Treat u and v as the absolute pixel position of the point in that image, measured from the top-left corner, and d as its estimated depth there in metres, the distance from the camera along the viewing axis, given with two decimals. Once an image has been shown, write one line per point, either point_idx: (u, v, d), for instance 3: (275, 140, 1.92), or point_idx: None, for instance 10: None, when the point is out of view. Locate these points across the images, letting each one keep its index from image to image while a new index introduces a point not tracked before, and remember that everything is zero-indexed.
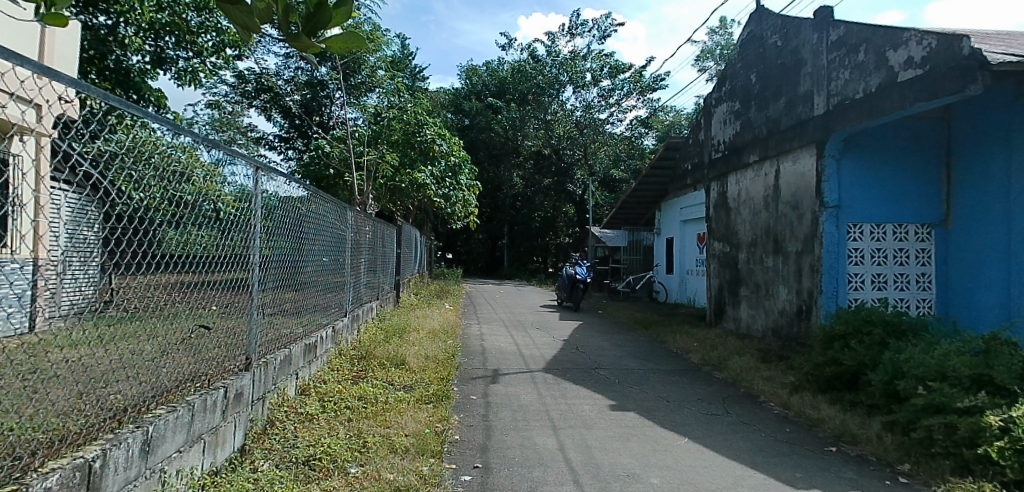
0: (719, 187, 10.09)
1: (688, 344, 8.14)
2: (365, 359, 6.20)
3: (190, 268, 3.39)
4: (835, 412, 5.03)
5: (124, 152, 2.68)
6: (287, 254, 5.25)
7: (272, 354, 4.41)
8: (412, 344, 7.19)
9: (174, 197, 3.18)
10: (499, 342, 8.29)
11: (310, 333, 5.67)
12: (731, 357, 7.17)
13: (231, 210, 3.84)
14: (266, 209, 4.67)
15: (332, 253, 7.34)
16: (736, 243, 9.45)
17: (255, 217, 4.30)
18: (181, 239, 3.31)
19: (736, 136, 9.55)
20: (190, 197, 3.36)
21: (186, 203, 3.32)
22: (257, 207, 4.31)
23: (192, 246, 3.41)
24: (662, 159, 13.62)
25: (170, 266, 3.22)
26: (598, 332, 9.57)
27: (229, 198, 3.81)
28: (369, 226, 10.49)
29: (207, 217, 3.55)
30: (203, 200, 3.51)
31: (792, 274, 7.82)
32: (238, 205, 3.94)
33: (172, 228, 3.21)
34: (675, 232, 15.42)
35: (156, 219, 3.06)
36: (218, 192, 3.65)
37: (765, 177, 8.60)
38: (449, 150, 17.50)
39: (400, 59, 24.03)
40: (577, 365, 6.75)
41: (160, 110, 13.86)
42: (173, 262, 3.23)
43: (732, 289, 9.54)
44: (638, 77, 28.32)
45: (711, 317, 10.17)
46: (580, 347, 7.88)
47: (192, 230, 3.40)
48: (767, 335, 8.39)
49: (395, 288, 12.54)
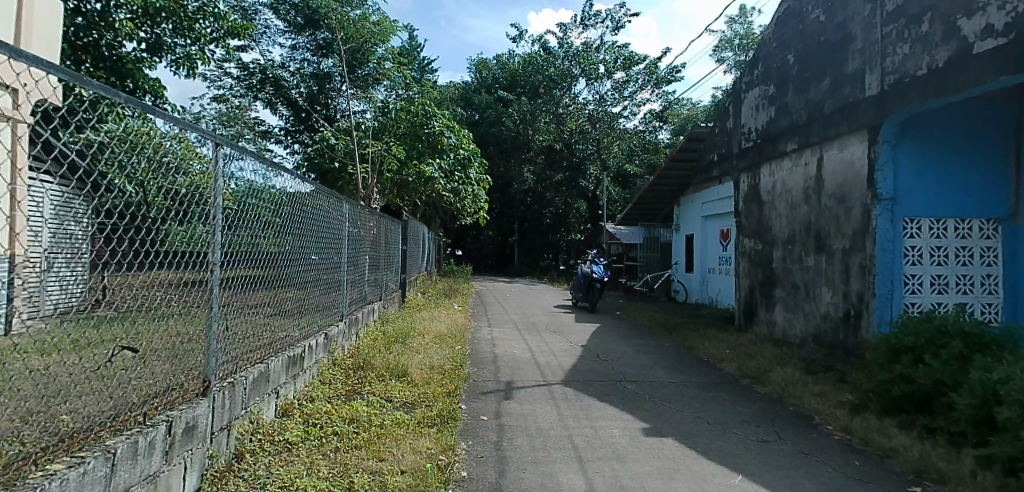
0: (751, 179, 9.27)
1: (720, 352, 7.38)
2: (362, 371, 5.50)
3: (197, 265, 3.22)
4: (910, 440, 4.26)
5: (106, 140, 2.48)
6: (274, 250, 4.57)
7: (242, 373, 3.64)
8: (416, 351, 6.49)
9: (173, 192, 2.98)
10: (511, 347, 7.58)
11: (298, 341, 4.95)
12: (772, 368, 6.41)
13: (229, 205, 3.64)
14: (258, 201, 4.16)
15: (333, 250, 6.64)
16: (771, 240, 8.64)
17: (215, 211, 3.40)
18: (185, 233, 3.13)
19: (770, 122, 8.74)
20: (185, 191, 3.10)
21: (181, 198, 3.07)
22: (218, 204, 3.41)
23: (196, 242, 3.22)
24: (684, 150, 12.75)
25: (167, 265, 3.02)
26: (619, 336, 8.82)
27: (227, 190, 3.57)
28: (374, 220, 9.83)
29: (209, 212, 3.35)
30: (203, 195, 3.29)
31: (839, 275, 7.02)
32: (236, 201, 3.71)
33: (176, 224, 3.06)
34: (696, 228, 14.59)
35: (158, 212, 2.91)
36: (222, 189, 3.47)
37: (805, 166, 7.81)
38: (458, 143, 16.81)
39: (408, 50, 23.32)
40: (600, 377, 6.01)
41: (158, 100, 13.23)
42: (173, 260, 3.05)
43: (765, 290, 8.74)
44: (652, 69, 27.29)
45: (741, 320, 9.38)
46: (601, 355, 7.14)
47: (199, 226, 3.24)
48: (807, 341, 7.61)
49: (401, 288, 11.86)
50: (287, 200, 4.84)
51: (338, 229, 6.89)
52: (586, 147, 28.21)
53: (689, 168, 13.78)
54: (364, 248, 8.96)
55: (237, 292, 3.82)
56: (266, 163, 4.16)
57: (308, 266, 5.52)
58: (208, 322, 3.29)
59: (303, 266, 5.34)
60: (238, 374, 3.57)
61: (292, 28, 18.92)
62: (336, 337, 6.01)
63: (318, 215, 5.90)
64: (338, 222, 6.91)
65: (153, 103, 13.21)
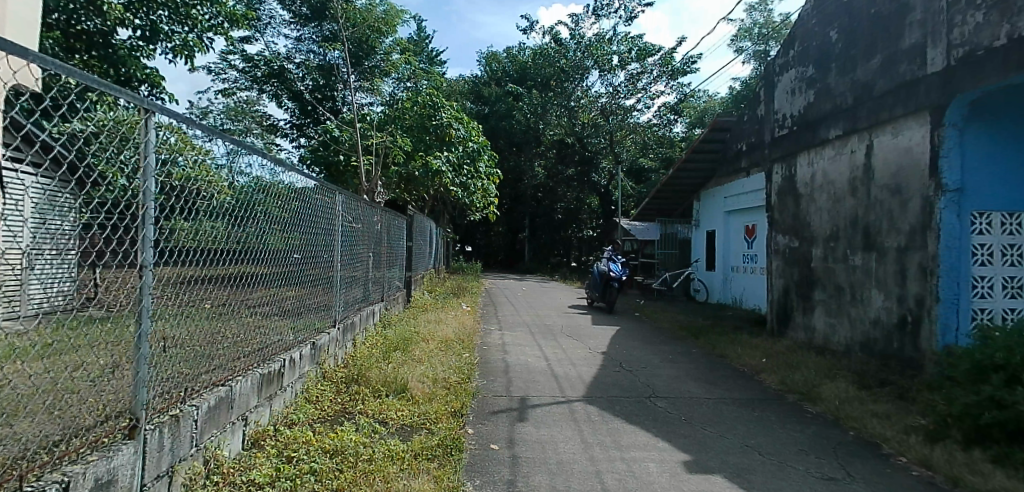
0: (786, 169, 8.48)
1: (757, 361, 6.65)
2: (356, 387, 4.81)
3: (185, 261, 2.94)
4: (1010, 480, 3.51)
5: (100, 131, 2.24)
6: (268, 248, 4.16)
7: (194, 400, 2.91)
8: (420, 361, 5.79)
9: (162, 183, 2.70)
10: (524, 354, 6.88)
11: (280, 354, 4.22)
12: (821, 382, 5.66)
13: (223, 198, 3.35)
14: (249, 194, 3.74)
15: (334, 247, 5.96)
16: (809, 237, 7.86)
17: (143, 197, 2.53)
18: (181, 229, 2.90)
19: (809, 107, 7.96)
20: (177, 184, 2.85)
21: (174, 192, 2.81)
22: (148, 185, 2.54)
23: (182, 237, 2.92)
24: (709, 141, 11.91)
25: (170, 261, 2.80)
26: (642, 340, 8.10)
27: (223, 185, 3.34)
28: (378, 215, 9.15)
29: (196, 207, 3.08)
30: (192, 187, 3.02)
31: (893, 276, 6.25)
32: (232, 193, 3.46)
33: (184, 219, 2.92)
34: (717, 223, 13.81)
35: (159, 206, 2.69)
36: (212, 181, 3.21)
37: (851, 154, 7.04)
38: (467, 135, 16.08)
39: (415, 42, 22.64)
40: (627, 392, 5.29)
41: (154, 92, 12.56)
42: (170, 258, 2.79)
43: (802, 291, 7.98)
44: (668, 60, 26.18)
45: (774, 324, 8.63)
46: (625, 364, 6.43)
47: (181, 221, 2.91)
48: (853, 349, 6.86)
49: (406, 287, 11.18)
50: (281, 193, 4.33)
51: (341, 224, 6.21)
52: (599, 141, 27.27)
53: (711, 161, 13.02)
54: (367, 244, 8.30)
55: (204, 290, 3.19)
56: (271, 157, 4.01)
57: (308, 264, 5.04)
58: (137, 319, 2.48)
59: (296, 266, 4.75)
60: (186, 400, 2.86)
61: (297, 19, 18.28)
62: (328, 347, 5.26)
63: (320, 212, 5.41)
64: (341, 217, 6.21)
65: (149, 94, 12.60)
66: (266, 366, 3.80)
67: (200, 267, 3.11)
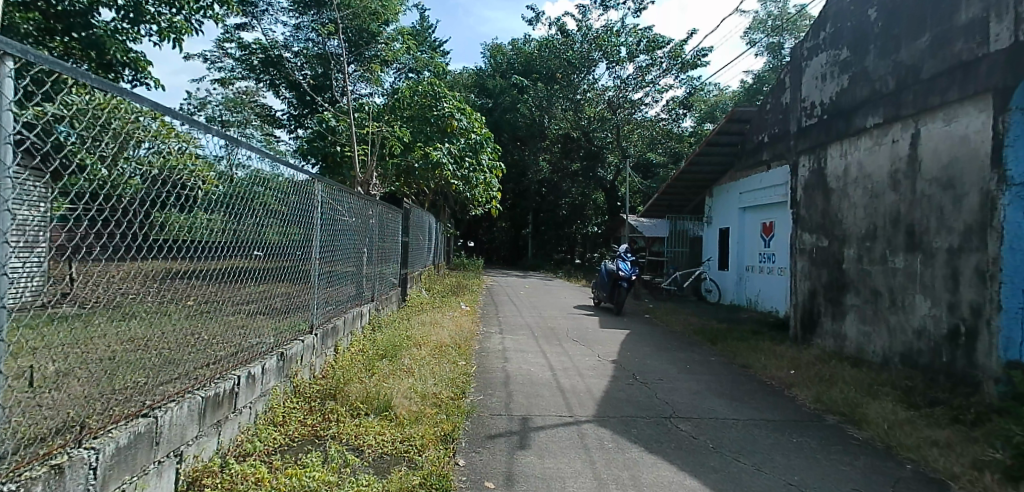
0: (815, 162, 7.77)
1: (787, 374, 5.96)
2: (330, 404, 4.17)
3: (174, 255, 2.93)
4: None
5: (72, 116, 2.15)
6: (250, 242, 3.85)
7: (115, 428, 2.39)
8: (408, 371, 5.14)
9: (149, 175, 2.65)
10: (527, 362, 6.22)
11: (236, 367, 3.49)
12: (864, 401, 4.98)
13: (211, 190, 3.21)
14: (240, 186, 3.58)
15: (313, 239, 5.18)
16: (842, 236, 7.16)
17: None
18: (176, 220, 2.94)
19: (842, 93, 7.24)
20: (161, 173, 2.76)
21: (159, 182, 2.75)
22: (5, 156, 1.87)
23: (175, 230, 2.93)
24: (727, 132, 11.14)
25: (164, 253, 2.87)
26: (656, 347, 7.42)
27: (210, 174, 3.19)
28: (373, 209, 8.53)
29: (182, 198, 2.98)
30: (178, 177, 2.91)
31: (942, 280, 5.57)
32: (221, 184, 3.30)
33: (180, 212, 2.96)
34: (731, 220, 13.11)
35: (143, 197, 2.64)
36: (201, 170, 3.09)
37: (892, 145, 6.35)
38: (470, 126, 15.33)
39: (419, 31, 21.99)
40: (644, 411, 4.60)
41: (140, 77, 11.87)
42: (164, 248, 2.87)
43: (832, 294, 7.30)
44: (678, 52, 25.29)
45: (799, 330, 7.95)
46: (639, 376, 5.76)
47: (176, 214, 2.92)
48: (892, 360, 6.18)
49: (402, 284, 10.53)
50: (253, 182, 3.80)
51: (322, 216, 5.46)
52: (605, 135, 26.42)
53: (727, 154, 12.27)
54: (361, 239, 7.66)
55: (187, 287, 3.10)
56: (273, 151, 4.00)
57: (281, 258, 4.48)
58: None
59: (273, 261, 4.28)
60: (80, 445, 2.18)
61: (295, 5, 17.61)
62: (302, 357, 4.57)
63: (301, 202, 4.83)
64: (321, 208, 5.45)
65: (133, 79, 11.88)
66: (206, 388, 3.05)
67: (192, 263, 3.10)
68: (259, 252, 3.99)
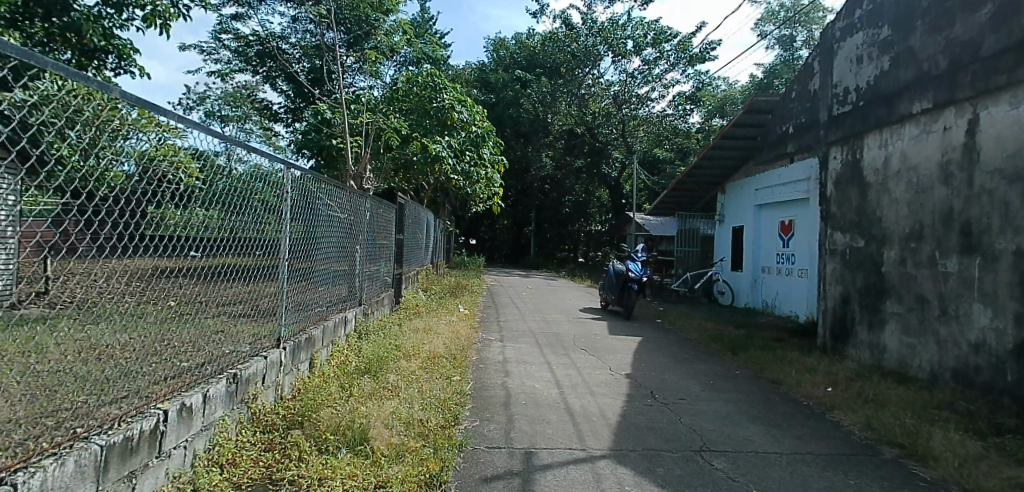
0: (848, 153, 7.07)
1: (825, 394, 5.25)
2: (290, 435, 3.49)
3: (161, 252, 3.02)
4: None
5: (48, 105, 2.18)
6: (215, 237, 3.44)
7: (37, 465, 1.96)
8: (393, 390, 4.42)
9: (138, 166, 2.66)
10: (530, 376, 5.53)
11: (142, 408, 2.64)
12: (924, 429, 4.26)
13: (193, 184, 3.12)
14: (230, 183, 3.54)
15: (284, 237, 4.49)
16: (881, 236, 6.45)
17: None
18: (170, 216, 3.01)
19: (883, 76, 6.52)
20: (147, 169, 2.74)
21: (145, 177, 2.74)
22: None
23: (164, 226, 3.00)
24: (744, 124, 10.40)
25: (152, 249, 2.94)
26: (672, 358, 6.71)
27: (195, 166, 3.10)
28: (368, 205, 7.87)
29: (168, 195, 2.97)
30: (163, 170, 2.87)
31: (1004, 286, 4.88)
32: (209, 178, 3.25)
33: (175, 207, 3.03)
34: (746, 218, 12.37)
35: (129, 190, 2.66)
36: (187, 166, 3.03)
37: (943, 132, 5.63)
38: (471, 119, 14.58)
39: (419, 24, 21.25)
40: (669, 443, 3.90)
41: (124, 65, 10.95)
42: (157, 246, 2.98)
43: (868, 300, 6.60)
44: (686, 45, 24.48)
45: (829, 339, 7.26)
46: (657, 395, 5.06)
47: (166, 208, 2.98)
48: (943, 376, 5.46)
49: (397, 285, 9.80)
50: (230, 177, 3.54)
51: (296, 211, 4.71)
52: (610, 131, 25.66)
53: (742, 148, 11.55)
54: (351, 237, 6.98)
55: (166, 285, 3.24)
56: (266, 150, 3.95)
57: (249, 256, 3.90)
58: None
59: (240, 257, 3.79)
60: None
61: None
62: (264, 377, 3.84)
63: (269, 199, 4.17)
64: (294, 202, 4.70)
65: (117, 67, 10.95)
66: (111, 430, 2.31)
67: (180, 260, 3.17)
68: (200, 253, 3.33)
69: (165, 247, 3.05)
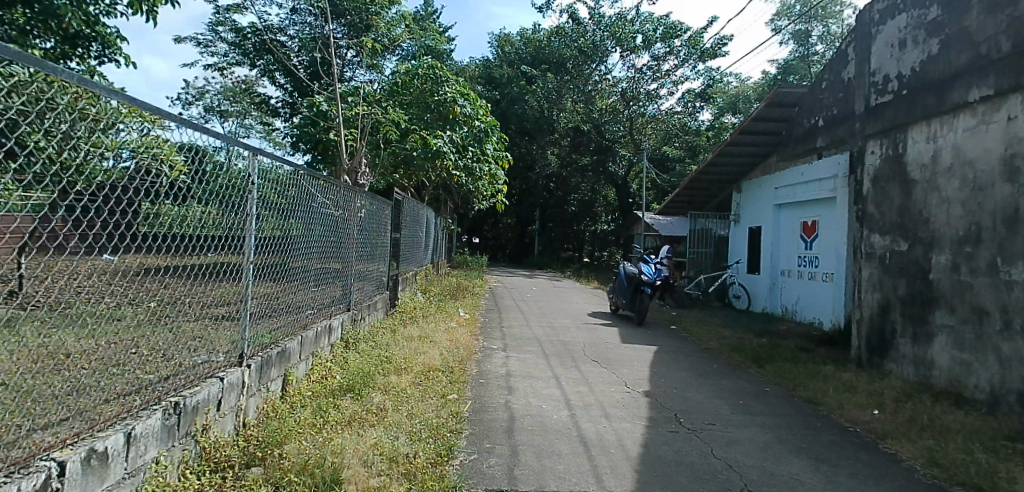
0: (889, 147, 6.41)
1: (873, 421, 4.59)
2: (248, 476, 2.83)
3: (153, 250, 2.88)
4: None
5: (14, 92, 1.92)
6: (182, 232, 3.08)
7: None
8: (377, 415, 3.79)
9: (137, 164, 2.53)
10: (537, 394, 4.89)
11: (35, 454, 2.03)
12: (1003, 466, 3.59)
13: (181, 179, 2.89)
14: (224, 184, 3.36)
15: (246, 231, 3.71)
16: (929, 239, 5.78)
17: None
18: (165, 212, 2.90)
19: (932, 60, 5.85)
20: (144, 167, 2.59)
21: (141, 175, 2.59)
22: None
23: (159, 223, 2.87)
24: (765, 119, 9.74)
25: (146, 250, 2.83)
26: (693, 371, 6.07)
27: (180, 160, 2.84)
28: (362, 202, 7.22)
29: (166, 194, 2.84)
30: (158, 169, 2.69)
31: None
32: (194, 172, 3.01)
33: (172, 204, 2.93)
34: (764, 218, 11.71)
35: (126, 187, 2.54)
36: (178, 164, 2.82)
37: (1005, 123, 4.96)
38: (474, 113, 13.87)
39: (423, 17, 20.62)
40: (703, 484, 3.26)
41: (108, 55, 10.21)
42: (152, 246, 2.87)
43: (912, 310, 5.94)
44: (697, 40, 23.76)
45: (866, 352, 6.61)
46: (682, 419, 4.41)
47: (164, 205, 2.86)
48: (1007, 398, 4.78)
49: (393, 288, 9.15)
50: (224, 179, 3.35)
51: (267, 207, 4.11)
52: (617, 129, 24.98)
53: (761, 143, 10.89)
54: (344, 236, 6.36)
55: (154, 285, 3.02)
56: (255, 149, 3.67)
57: (193, 256, 3.22)
58: None
59: (198, 254, 3.26)
60: None
61: None
62: (218, 403, 3.15)
63: (240, 198, 3.62)
64: (263, 194, 4.01)
65: (99, 56, 10.18)
66: None
67: (169, 257, 3.01)
68: (144, 248, 2.81)
69: (161, 246, 2.95)
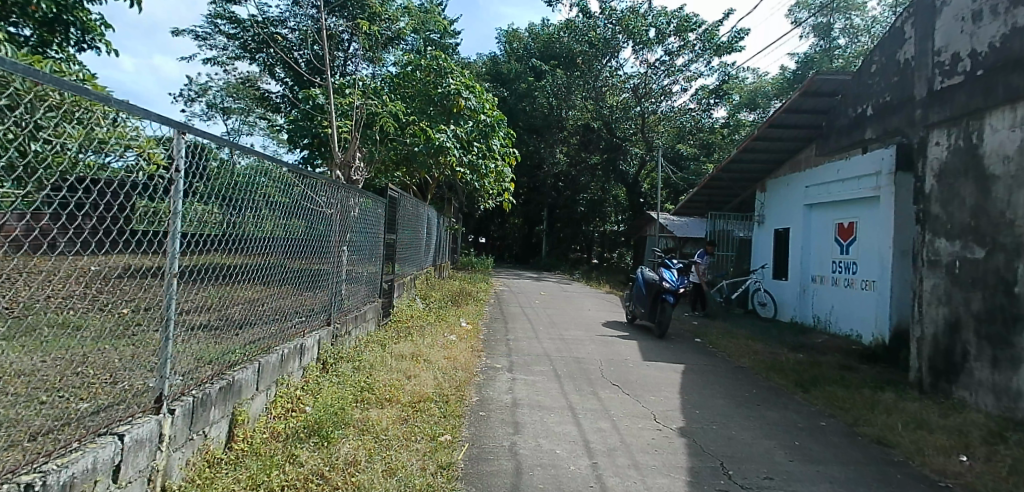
0: (960, 137, 5.51)
1: (966, 475, 3.67)
2: None
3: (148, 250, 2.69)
4: None
5: None
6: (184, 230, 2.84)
7: None
8: (338, 474, 2.94)
9: (137, 157, 2.36)
10: (547, 431, 4.03)
11: None
12: None
13: (161, 175, 2.56)
14: (211, 182, 3.06)
15: (167, 231, 2.68)
16: (1013, 245, 4.86)
17: None
18: (164, 209, 2.64)
19: (1016, 34, 4.91)
20: (137, 167, 2.38)
21: (133, 173, 2.37)
22: None
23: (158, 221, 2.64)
24: (800, 110, 8.89)
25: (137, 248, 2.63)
26: (731, 400, 5.16)
27: (156, 153, 2.48)
28: (358, 203, 6.42)
29: (158, 189, 2.56)
30: (137, 166, 2.39)
31: None
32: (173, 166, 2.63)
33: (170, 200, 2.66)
34: (792, 218, 10.78)
35: (126, 183, 2.35)
36: (156, 158, 2.48)
37: None
38: (479, 107, 12.97)
39: (428, 10, 19.75)
40: None
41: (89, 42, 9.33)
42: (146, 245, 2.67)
43: (991, 329, 5.01)
44: (714, 34, 22.74)
45: (931, 376, 5.69)
46: (730, 471, 3.53)
47: (163, 201, 2.61)
48: None
49: (387, 296, 8.25)
50: (216, 179, 3.12)
51: (236, 208, 3.42)
52: (628, 126, 23.99)
53: (793, 137, 9.98)
54: (334, 241, 5.54)
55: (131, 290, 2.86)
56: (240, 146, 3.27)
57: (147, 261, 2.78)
58: None
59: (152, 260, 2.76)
60: None
61: None
62: (117, 473, 2.29)
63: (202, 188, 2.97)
64: (243, 192, 3.48)
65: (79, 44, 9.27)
66: None
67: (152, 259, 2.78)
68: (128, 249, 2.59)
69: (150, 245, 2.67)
